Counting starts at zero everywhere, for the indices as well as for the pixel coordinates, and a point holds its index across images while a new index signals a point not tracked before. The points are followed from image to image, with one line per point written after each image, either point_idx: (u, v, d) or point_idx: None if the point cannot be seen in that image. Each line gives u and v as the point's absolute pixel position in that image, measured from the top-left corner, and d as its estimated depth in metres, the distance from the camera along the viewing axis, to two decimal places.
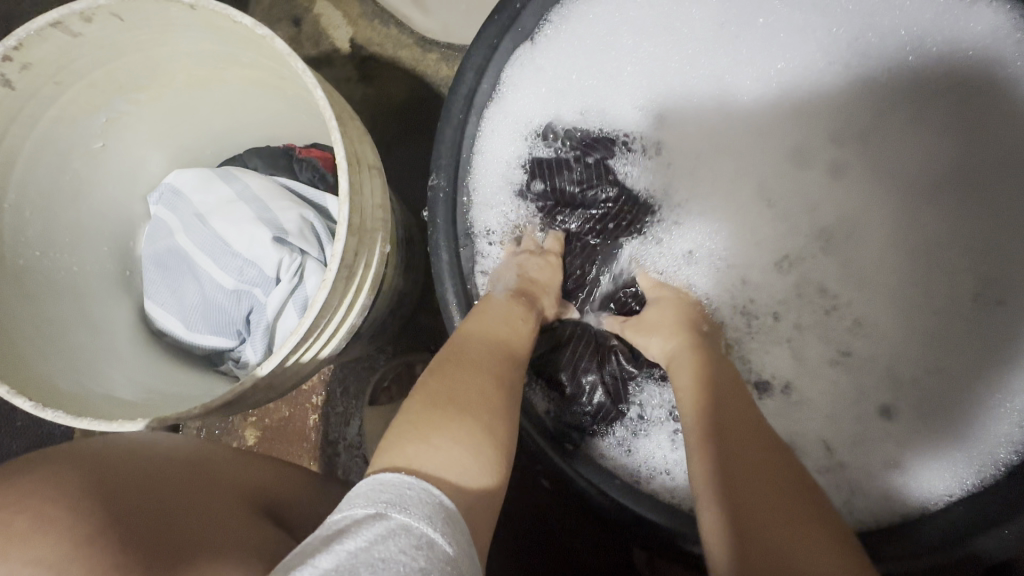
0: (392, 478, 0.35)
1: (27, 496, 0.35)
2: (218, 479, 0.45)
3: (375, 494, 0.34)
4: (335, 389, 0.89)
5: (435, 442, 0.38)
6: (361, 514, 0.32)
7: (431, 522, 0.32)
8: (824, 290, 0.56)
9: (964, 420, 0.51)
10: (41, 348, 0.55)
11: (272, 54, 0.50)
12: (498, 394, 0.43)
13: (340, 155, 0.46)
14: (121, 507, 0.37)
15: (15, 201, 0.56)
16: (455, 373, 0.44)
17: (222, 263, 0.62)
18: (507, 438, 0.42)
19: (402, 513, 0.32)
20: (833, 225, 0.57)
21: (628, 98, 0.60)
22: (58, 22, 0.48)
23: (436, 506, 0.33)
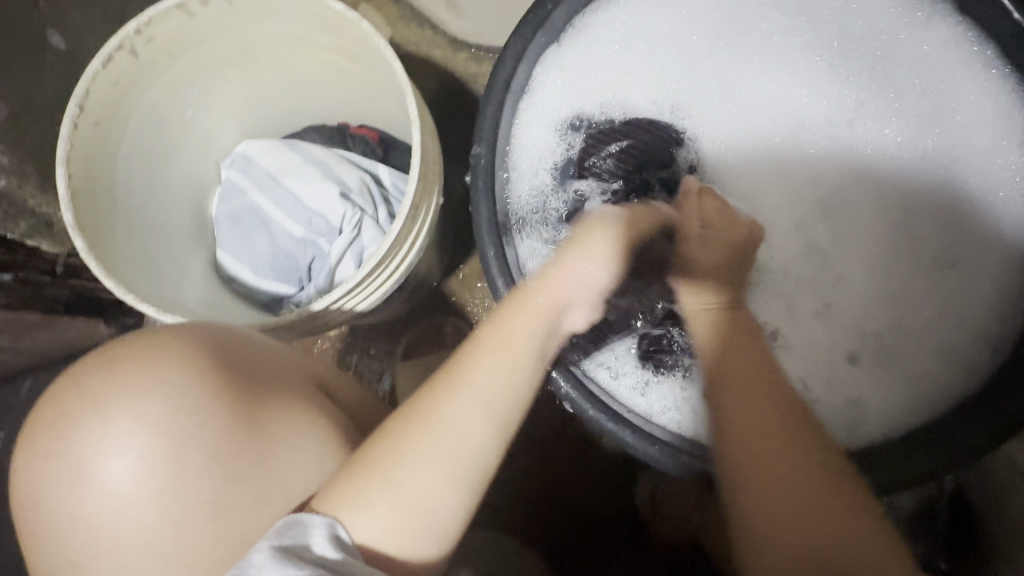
0: (300, 516, 0.44)
1: (165, 351, 0.44)
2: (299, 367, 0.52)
3: (280, 532, 0.43)
4: (363, 349, 0.99)
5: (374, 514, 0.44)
6: (266, 547, 0.42)
7: (323, 540, 0.43)
8: (823, 253, 0.65)
9: (922, 354, 0.60)
10: (146, 270, 0.65)
11: (355, 36, 0.61)
12: (433, 479, 0.46)
13: (413, 114, 0.57)
14: (232, 359, 0.46)
15: (125, 154, 0.66)
16: (408, 430, 0.47)
17: (293, 215, 0.72)
18: (429, 512, 0.46)
19: (299, 540, 0.42)
20: (829, 194, 0.65)
21: (649, 96, 0.69)
22: (183, 5, 0.60)
23: (328, 529, 0.43)
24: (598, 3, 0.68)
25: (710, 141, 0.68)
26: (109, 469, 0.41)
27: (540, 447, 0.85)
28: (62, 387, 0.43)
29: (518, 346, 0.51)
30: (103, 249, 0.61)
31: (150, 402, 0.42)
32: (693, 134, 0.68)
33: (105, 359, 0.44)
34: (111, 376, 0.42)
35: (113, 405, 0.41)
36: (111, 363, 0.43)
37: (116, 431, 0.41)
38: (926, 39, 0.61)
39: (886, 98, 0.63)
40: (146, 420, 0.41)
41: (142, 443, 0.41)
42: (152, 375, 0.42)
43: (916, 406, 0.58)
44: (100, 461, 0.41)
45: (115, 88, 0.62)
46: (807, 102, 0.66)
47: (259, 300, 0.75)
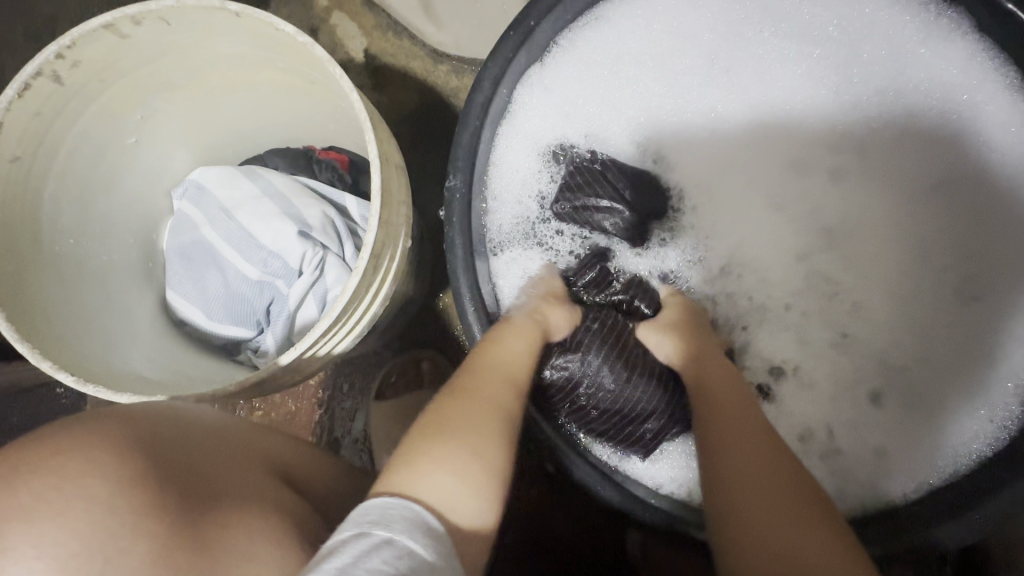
0: (383, 500, 0.38)
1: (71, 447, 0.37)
2: (234, 454, 0.47)
3: (361, 517, 0.37)
4: (338, 383, 0.92)
5: (426, 473, 0.40)
6: (347, 534, 0.36)
7: (413, 534, 0.36)
8: (830, 281, 0.59)
9: (943, 409, 0.53)
10: (77, 325, 0.58)
11: (309, 59, 0.54)
12: (482, 421, 0.44)
13: (372, 153, 0.50)
14: (154, 466, 0.39)
15: (53, 190, 0.59)
16: (458, 401, 0.45)
17: (248, 254, 0.65)
18: (491, 461, 0.43)
19: (385, 529, 0.36)
20: (837, 222, 0.59)
21: (627, 126, 0.63)
22: (110, 25, 0.52)
23: (416, 520, 0.37)
24: (584, 19, 0.61)
25: (691, 177, 0.62)
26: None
27: (525, 489, 0.79)
28: None
29: (525, 339, 0.51)
30: (23, 305, 0.54)
31: (41, 537, 0.34)
32: (671, 165, 0.63)
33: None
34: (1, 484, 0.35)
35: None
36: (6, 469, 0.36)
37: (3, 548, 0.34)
38: (941, 65, 0.55)
39: (894, 124, 0.58)
40: (47, 553, 0.34)
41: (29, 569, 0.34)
42: (50, 480, 0.35)
43: (940, 470, 0.52)
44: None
45: (36, 118, 0.54)
46: (815, 129, 0.60)
47: (215, 346, 0.68)
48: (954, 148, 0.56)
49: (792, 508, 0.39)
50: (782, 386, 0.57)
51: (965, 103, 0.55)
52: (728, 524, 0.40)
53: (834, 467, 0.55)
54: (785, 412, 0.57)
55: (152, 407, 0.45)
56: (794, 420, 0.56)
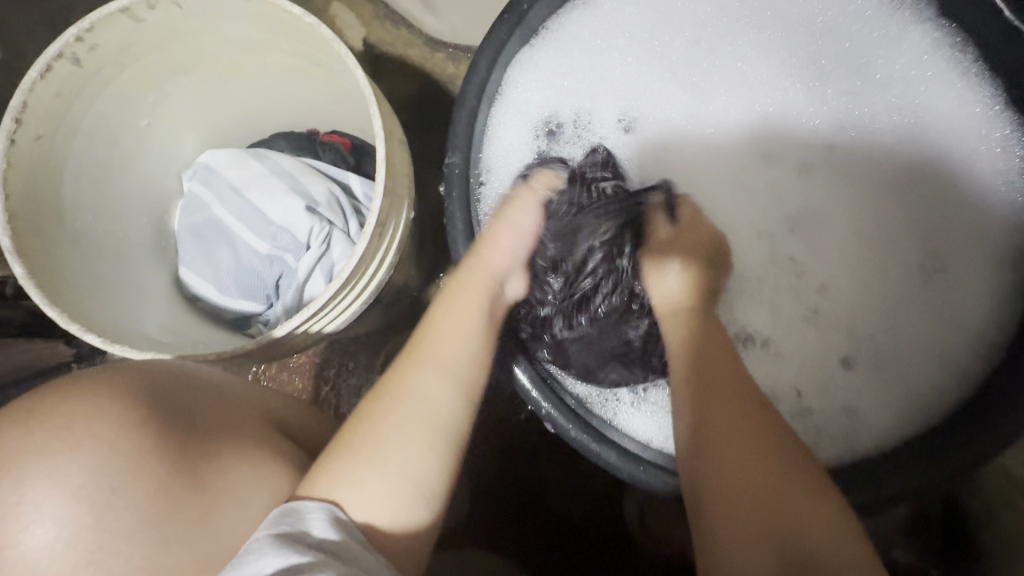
0: (296, 504, 0.44)
1: (92, 396, 0.40)
2: (250, 406, 0.51)
3: (277, 522, 0.43)
4: (342, 362, 0.95)
5: (369, 486, 0.45)
6: (263, 538, 0.41)
7: (320, 529, 0.42)
8: (794, 260, 0.62)
9: (911, 361, 0.57)
10: (98, 293, 0.61)
11: (315, 41, 0.58)
12: (406, 437, 0.48)
13: (377, 127, 0.54)
14: (168, 417, 0.43)
15: (73, 168, 0.62)
16: (394, 407, 0.49)
17: (258, 230, 0.69)
18: (415, 473, 0.47)
19: (299, 530, 0.42)
20: (797, 212, 0.63)
21: (609, 101, 0.66)
22: (127, 8, 0.55)
23: (327, 517, 0.43)
24: (570, 5, 0.64)
25: (662, 151, 0.65)
26: (26, 542, 0.37)
27: (520, 458, 0.82)
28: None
29: (465, 325, 0.56)
30: (47, 276, 0.57)
31: (70, 465, 0.38)
32: (646, 138, 0.65)
33: (29, 406, 0.40)
34: (43, 423, 0.39)
35: (44, 454, 0.38)
36: (45, 411, 0.40)
37: (47, 479, 0.38)
38: (900, 46, 0.59)
39: (859, 103, 0.61)
40: (67, 483, 0.38)
41: (54, 507, 0.38)
42: (70, 426, 0.39)
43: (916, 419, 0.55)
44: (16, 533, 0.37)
45: (58, 99, 0.58)
46: (795, 105, 0.63)
47: (227, 320, 0.72)
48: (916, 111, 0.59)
49: (751, 446, 0.45)
50: (749, 349, 0.61)
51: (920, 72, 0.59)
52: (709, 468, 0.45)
53: (815, 420, 0.58)
54: (758, 375, 0.60)
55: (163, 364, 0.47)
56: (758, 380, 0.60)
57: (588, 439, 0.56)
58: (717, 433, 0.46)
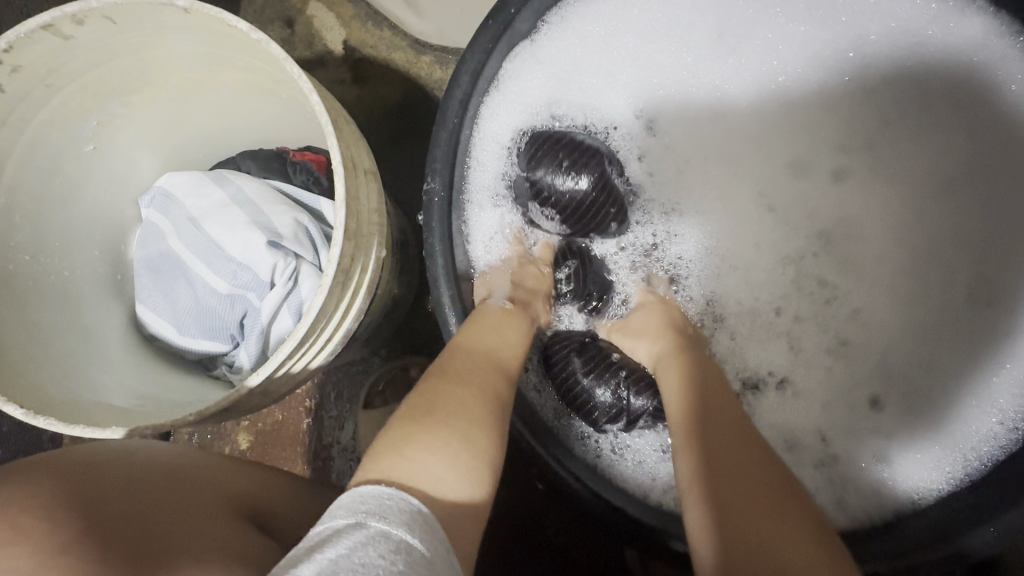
0: (377, 492, 0.34)
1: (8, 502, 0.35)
2: (214, 495, 0.44)
3: (355, 506, 0.33)
4: (332, 391, 0.88)
5: (413, 456, 0.38)
6: (343, 524, 0.32)
7: (409, 529, 0.32)
8: (824, 283, 0.58)
9: (952, 402, 0.52)
10: (38, 349, 0.55)
11: (267, 57, 0.50)
12: (477, 402, 0.43)
13: (336, 159, 0.46)
14: (102, 515, 0.37)
15: (4, 205, 0.55)
16: (446, 387, 0.43)
17: (216, 266, 0.62)
18: (482, 446, 0.40)
19: (382, 522, 0.32)
20: (833, 224, 0.58)
21: (622, 98, 0.60)
22: (49, 25, 0.48)
23: (415, 514, 0.33)
24: None
25: (681, 164, 0.61)
26: None
27: (515, 502, 0.76)
28: None
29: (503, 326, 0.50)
30: None
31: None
32: (664, 146, 0.61)
33: None
34: None
35: None
36: None
37: None
38: (956, 41, 0.52)
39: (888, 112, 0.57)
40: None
41: None
42: None
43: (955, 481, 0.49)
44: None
45: None
46: None
47: (189, 362, 0.65)
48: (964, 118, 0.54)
49: (765, 496, 0.37)
50: (768, 397, 0.56)
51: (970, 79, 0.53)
52: (722, 514, 0.37)
53: (844, 470, 0.53)
54: (780, 423, 0.55)
55: (102, 456, 0.42)
56: (783, 428, 0.55)
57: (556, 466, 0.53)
58: (727, 470, 0.39)
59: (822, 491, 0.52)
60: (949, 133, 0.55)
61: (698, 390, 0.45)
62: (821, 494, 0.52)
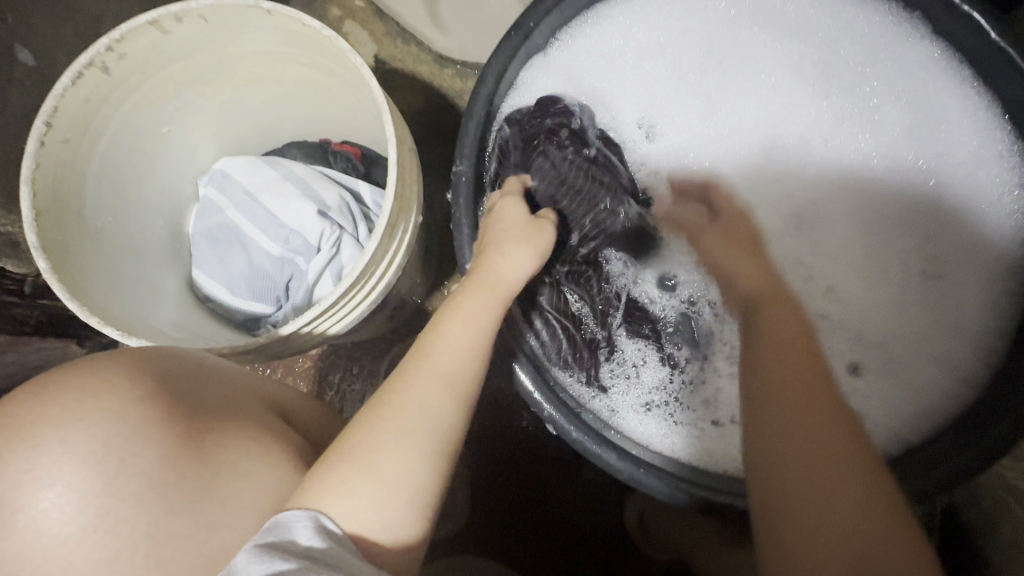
0: (281, 515, 0.41)
1: (97, 370, 0.42)
2: (258, 397, 0.54)
3: (264, 533, 0.40)
4: (347, 366, 0.97)
5: (349, 488, 0.42)
6: (251, 548, 0.39)
7: (312, 531, 0.40)
8: (802, 263, 0.63)
9: (912, 366, 0.58)
10: (113, 293, 0.63)
11: (332, 52, 0.61)
12: (405, 440, 0.45)
13: (389, 133, 0.56)
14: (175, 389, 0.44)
15: (95, 170, 0.65)
16: (379, 426, 0.45)
17: (270, 233, 0.71)
18: (405, 481, 0.43)
19: (287, 537, 0.40)
20: (805, 207, 0.64)
21: (630, 108, 0.67)
22: (155, 21, 0.59)
23: (315, 521, 0.41)
24: (581, 16, 0.65)
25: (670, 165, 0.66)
26: (36, 521, 0.38)
27: (523, 466, 0.83)
28: None
29: (469, 345, 0.50)
30: (64, 267, 0.59)
31: (94, 434, 0.40)
32: (664, 147, 0.66)
33: (43, 382, 0.42)
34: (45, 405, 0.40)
35: (43, 433, 0.39)
36: (51, 389, 0.41)
37: (50, 460, 0.39)
38: (897, 64, 0.60)
39: (845, 124, 0.62)
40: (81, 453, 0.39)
41: (64, 477, 0.39)
42: (75, 398, 0.40)
43: (913, 423, 0.55)
44: (28, 499, 0.38)
45: (85, 104, 0.61)
46: (795, 114, 0.64)
47: (236, 320, 0.73)
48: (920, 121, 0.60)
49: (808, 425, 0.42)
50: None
51: (916, 93, 0.59)
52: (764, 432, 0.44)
53: None
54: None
55: (179, 351, 0.49)
56: None
57: (589, 440, 0.54)
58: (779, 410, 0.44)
59: None
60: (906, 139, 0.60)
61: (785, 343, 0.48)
62: None
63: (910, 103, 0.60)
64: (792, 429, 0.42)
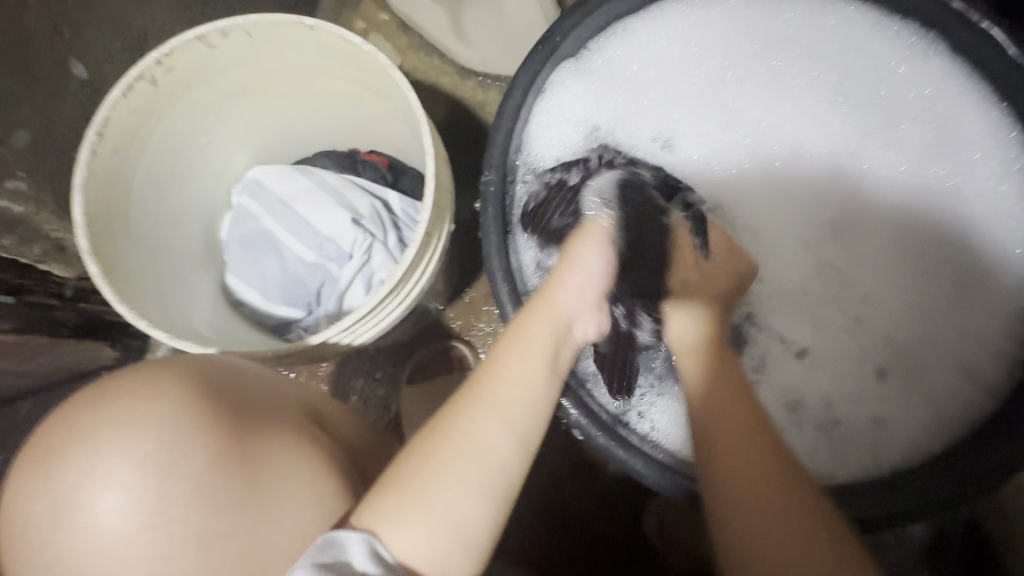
0: (338, 534, 0.43)
1: (155, 372, 0.44)
2: (293, 402, 0.55)
3: (321, 549, 0.43)
4: (369, 371, 0.99)
5: (406, 518, 0.44)
6: (311, 565, 0.41)
7: (367, 554, 0.43)
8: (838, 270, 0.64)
9: (935, 375, 0.59)
10: (156, 297, 0.65)
11: (371, 66, 0.63)
12: (466, 474, 0.46)
13: (427, 145, 0.58)
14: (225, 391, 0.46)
15: (139, 179, 0.67)
16: (440, 455, 0.47)
17: (304, 240, 0.73)
18: (458, 519, 0.45)
19: (344, 560, 0.42)
20: (839, 217, 0.65)
21: (647, 125, 0.68)
22: (203, 36, 0.62)
23: (370, 544, 0.43)
24: (609, 29, 0.66)
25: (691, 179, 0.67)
26: (100, 514, 0.40)
27: (544, 471, 0.84)
28: (60, 419, 0.43)
29: (526, 382, 0.51)
30: (111, 271, 0.61)
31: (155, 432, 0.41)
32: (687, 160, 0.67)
33: (105, 383, 0.44)
34: (108, 405, 0.42)
35: (108, 430, 0.41)
36: (113, 389, 0.43)
37: (114, 456, 0.40)
38: (916, 81, 0.61)
39: (866, 139, 0.64)
40: (144, 450, 0.41)
41: (127, 474, 0.41)
42: (137, 400, 0.42)
43: (939, 430, 0.56)
44: (105, 491, 0.40)
45: (134, 116, 0.63)
46: (815, 130, 0.65)
47: (269, 326, 0.75)
48: (939, 136, 0.61)
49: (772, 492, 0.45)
50: (790, 360, 0.62)
51: (937, 108, 0.60)
52: (736, 505, 0.45)
53: (845, 434, 0.58)
54: (783, 392, 0.61)
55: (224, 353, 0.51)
56: (786, 395, 0.61)
57: (618, 447, 0.55)
58: (743, 481, 0.45)
59: (824, 448, 0.58)
60: (927, 152, 0.61)
61: (738, 424, 0.48)
62: (824, 453, 0.58)
63: (931, 117, 0.61)
64: (750, 481, 0.45)
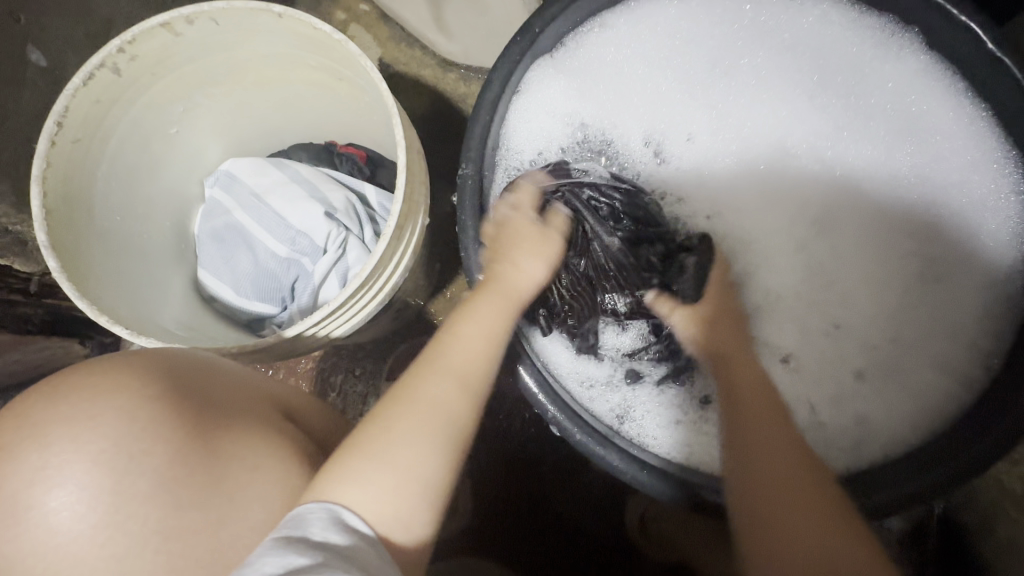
0: (299, 508, 0.43)
1: (111, 370, 0.43)
2: (265, 395, 0.54)
3: (284, 525, 0.42)
4: (349, 367, 0.97)
5: (367, 478, 0.44)
6: (271, 541, 0.40)
7: (329, 523, 0.42)
8: (817, 272, 0.63)
9: (915, 370, 0.58)
10: (122, 292, 0.64)
11: (342, 56, 0.61)
12: (424, 435, 0.46)
13: (398, 136, 0.57)
14: (184, 388, 0.45)
15: (104, 171, 0.65)
16: (398, 422, 0.47)
17: (277, 234, 0.72)
18: (418, 477, 0.45)
19: (304, 531, 0.41)
20: (822, 213, 0.64)
21: (637, 126, 0.67)
22: (166, 24, 0.60)
23: (332, 514, 0.42)
24: (589, 23, 0.65)
25: (677, 183, 0.66)
26: (51, 516, 0.39)
27: (527, 467, 0.83)
28: (9, 419, 0.41)
29: (480, 345, 0.51)
30: (73, 265, 0.59)
31: (108, 430, 0.40)
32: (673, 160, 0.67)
33: (58, 381, 0.42)
34: (59, 404, 0.41)
35: (59, 430, 0.40)
36: (65, 388, 0.42)
37: (66, 456, 0.39)
38: (895, 76, 0.61)
39: (846, 133, 0.63)
40: (96, 449, 0.39)
41: (78, 474, 0.39)
42: (90, 397, 0.41)
43: (917, 424, 0.56)
44: (55, 492, 0.39)
45: (96, 105, 0.61)
46: (795, 124, 0.65)
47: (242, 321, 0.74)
48: (919, 130, 0.60)
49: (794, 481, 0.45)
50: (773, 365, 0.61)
51: (916, 101, 0.60)
52: (750, 495, 0.46)
53: (824, 430, 0.58)
54: None
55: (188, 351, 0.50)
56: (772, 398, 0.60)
57: (596, 442, 0.55)
58: (760, 463, 0.47)
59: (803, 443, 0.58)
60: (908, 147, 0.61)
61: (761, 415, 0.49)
62: None
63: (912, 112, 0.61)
64: (762, 467, 0.46)
